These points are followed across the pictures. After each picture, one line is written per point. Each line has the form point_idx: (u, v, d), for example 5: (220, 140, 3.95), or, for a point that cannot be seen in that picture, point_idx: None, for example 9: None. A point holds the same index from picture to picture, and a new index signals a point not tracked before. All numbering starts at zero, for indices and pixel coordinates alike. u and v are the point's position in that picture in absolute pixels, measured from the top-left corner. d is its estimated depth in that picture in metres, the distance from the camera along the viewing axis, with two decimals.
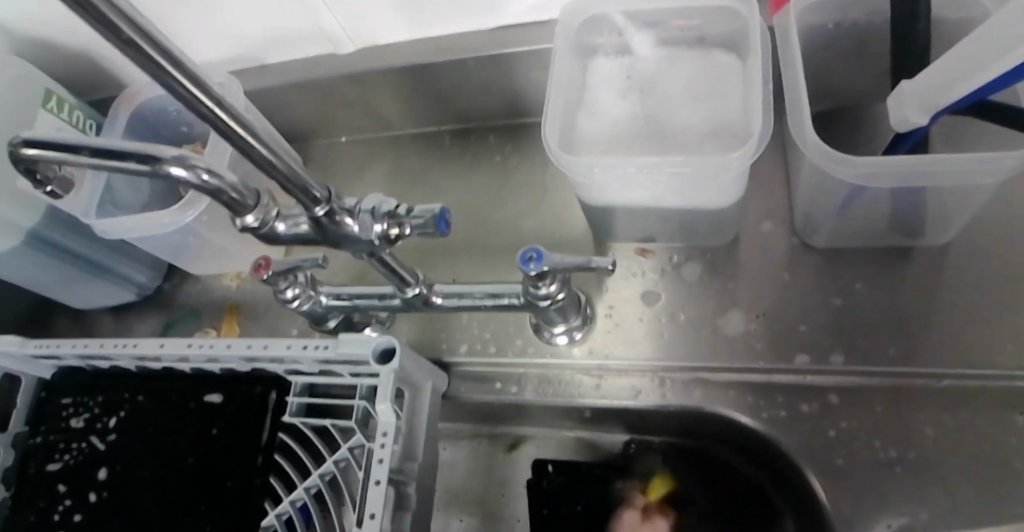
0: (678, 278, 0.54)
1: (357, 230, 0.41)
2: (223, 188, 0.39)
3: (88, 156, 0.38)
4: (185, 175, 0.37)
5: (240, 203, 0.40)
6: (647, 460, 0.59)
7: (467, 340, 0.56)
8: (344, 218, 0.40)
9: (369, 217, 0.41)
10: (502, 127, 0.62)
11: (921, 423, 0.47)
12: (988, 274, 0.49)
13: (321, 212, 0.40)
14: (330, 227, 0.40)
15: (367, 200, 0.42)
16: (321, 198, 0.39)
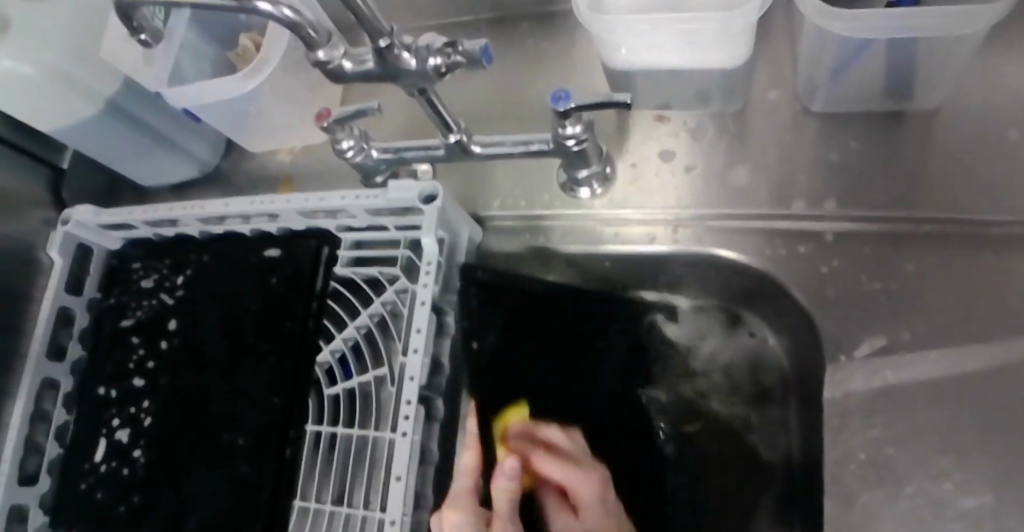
0: (693, 141, 0.60)
1: (414, 64, 0.47)
2: (300, 23, 0.45)
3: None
4: (270, 9, 0.44)
5: (314, 39, 0.46)
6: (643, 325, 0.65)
7: (501, 198, 0.63)
8: (401, 53, 0.47)
9: (424, 53, 0.47)
10: (534, 14, 0.68)
11: (905, 261, 0.54)
12: (970, 132, 0.55)
13: (383, 45, 0.46)
14: (389, 60, 0.47)
15: (421, 40, 0.47)
16: (385, 33, 0.45)
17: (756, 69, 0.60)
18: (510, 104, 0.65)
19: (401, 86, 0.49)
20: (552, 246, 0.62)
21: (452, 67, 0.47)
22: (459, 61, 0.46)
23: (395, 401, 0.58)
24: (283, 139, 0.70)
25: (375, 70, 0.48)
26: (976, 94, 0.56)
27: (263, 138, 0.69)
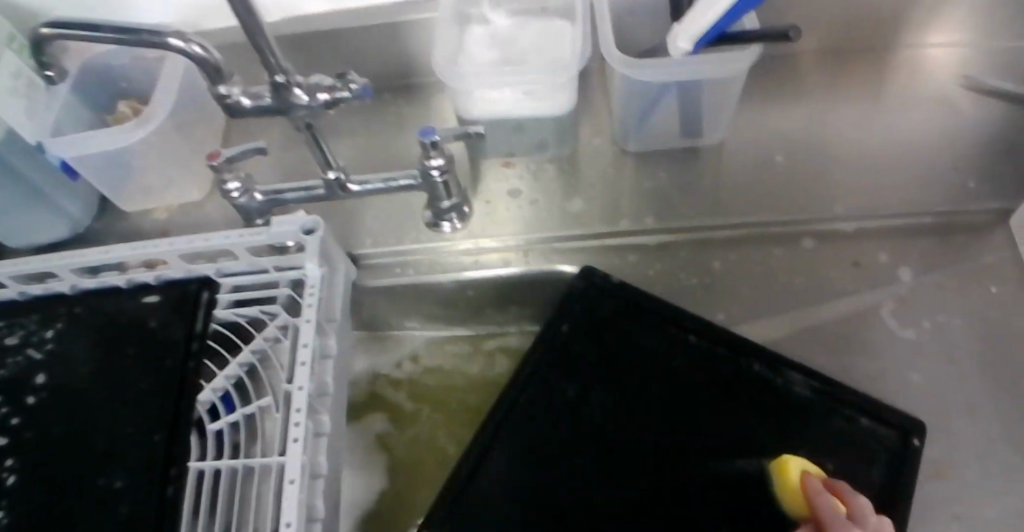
0: (536, 179, 0.71)
1: (305, 100, 0.58)
2: (209, 59, 0.56)
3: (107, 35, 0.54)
4: (181, 45, 0.55)
5: (218, 76, 0.57)
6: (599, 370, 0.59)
7: (373, 236, 0.70)
8: (294, 88, 0.58)
9: (315, 89, 0.58)
10: (394, 88, 0.79)
11: (711, 260, 0.66)
12: (746, 159, 0.69)
13: (280, 80, 0.57)
14: (283, 94, 0.58)
15: (314, 79, 0.59)
16: (281, 70, 0.57)
17: (583, 119, 0.74)
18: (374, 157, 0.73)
19: (291, 118, 0.60)
20: (422, 277, 0.69)
21: (337, 101, 0.59)
22: (345, 96, 0.58)
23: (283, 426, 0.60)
24: (161, 197, 0.73)
25: (271, 105, 0.59)
26: (747, 130, 0.71)
27: (140, 194, 0.72)
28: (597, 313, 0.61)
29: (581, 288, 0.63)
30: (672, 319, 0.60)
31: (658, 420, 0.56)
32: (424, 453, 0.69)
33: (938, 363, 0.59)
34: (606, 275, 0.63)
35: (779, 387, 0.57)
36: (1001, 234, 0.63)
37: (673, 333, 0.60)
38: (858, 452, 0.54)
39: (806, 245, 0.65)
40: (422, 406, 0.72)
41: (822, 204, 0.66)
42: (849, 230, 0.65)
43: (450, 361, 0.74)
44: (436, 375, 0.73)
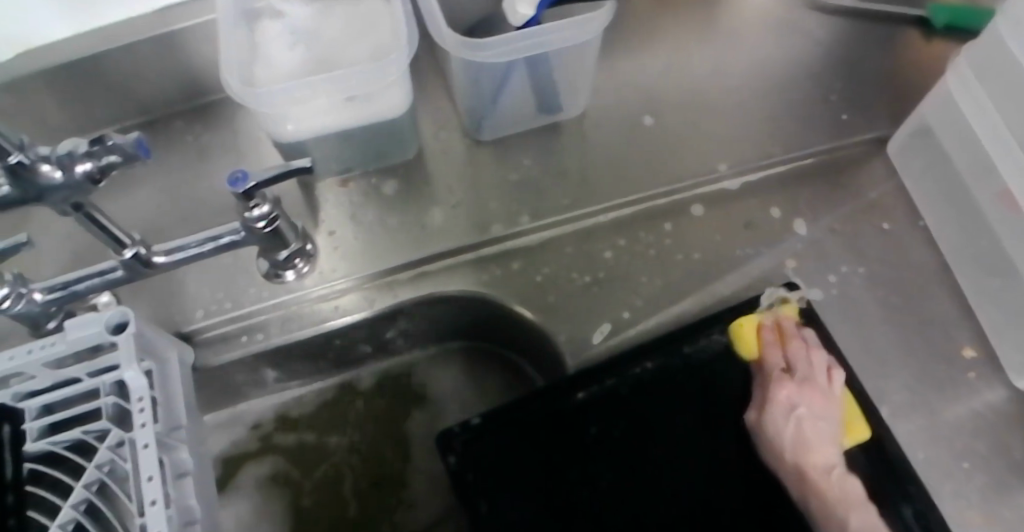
0: (383, 195, 0.61)
1: (59, 177, 0.43)
2: None
3: None
4: None
5: None
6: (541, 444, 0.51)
7: (203, 305, 0.58)
8: (39, 165, 0.42)
9: (68, 160, 0.43)
10: (189, 112, 0.65)
11: (603, 249, 0.58)
12: (614, 124, 0.62)
13: (15, 161, 0.41)
14: (26, 175, 0.42)
15: (61, 147, 0.43)
16: (13, 147, 0.41)
17: (423, 112, 0.63)
18: (190, 207, 0.61)
19: (50, 203, 0.45)
20: (276, 340, 0.57)
21: (107, 169, 0.44)
22: (113, 161, 0.44)
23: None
24: None
25: (13, 194, 0.43)
26: (607, 92, 0.63)
27: None
28: (490, 458, 0.50)
29: (459, 453, 0.50)
30: (541, 404, 0.52)
31: (642, 469, 0.50)
32: (326, 509, 0.60)
33: (844, 317, 0.57)
34: (463, 423, 0.51)
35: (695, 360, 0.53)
36: (876, 162, 0.61)
37: (560, 405, 0.52)
38: None
39: (696, 213, 0.59)
40: (327, 435, 0.63)
41: (702, 163, 0.60)
42: (734, 188, 0.60)
43: (337, 418, 0.63)
44: (340, 404, 0.64)
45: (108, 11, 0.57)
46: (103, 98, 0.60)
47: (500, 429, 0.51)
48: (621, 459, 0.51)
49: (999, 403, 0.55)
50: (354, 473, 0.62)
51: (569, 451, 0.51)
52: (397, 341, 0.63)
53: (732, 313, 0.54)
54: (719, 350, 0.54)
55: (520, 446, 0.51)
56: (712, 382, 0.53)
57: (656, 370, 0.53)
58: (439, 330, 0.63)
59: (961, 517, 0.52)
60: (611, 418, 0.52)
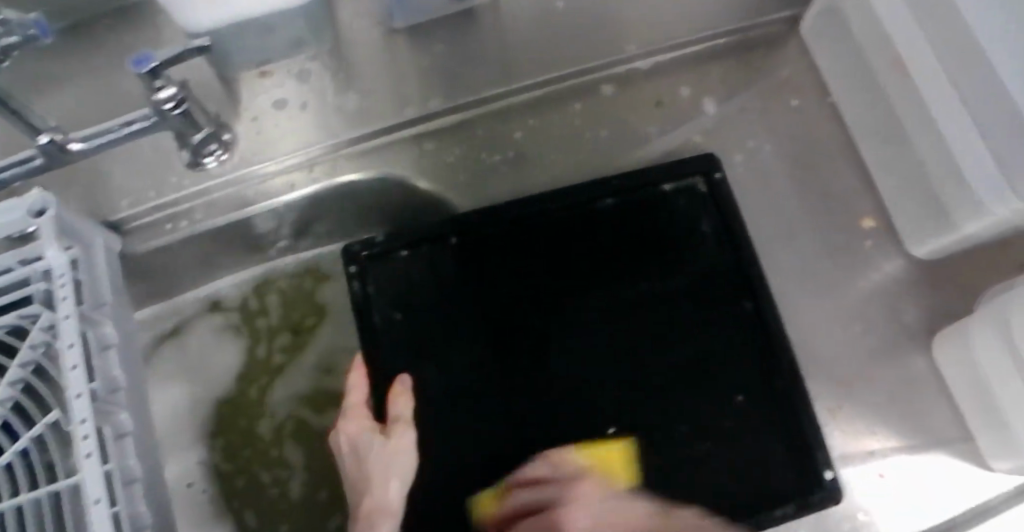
0: (301, 84, 0.61)
1: None
2: None
3: None
4: None
5: None
6: (443, 266, 0.54)
7: (127, 195, 0.59)
8: None
9: None
10: (107, 11, 0.65)
11: (513, 130, 0.60)
12: (526, 8, 0.62)
13: None
14: None
15: None
16: None
17: (337, 2, 0.63)
18: (110, 104, 0.62)
19: None
20: (200, 224, 0.60)
21: (7, 50, 0.45)
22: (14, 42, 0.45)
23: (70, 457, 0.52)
24: None
25: None
26: None
27: None
28: (388, 275, 0.54)
29: (360, 265, 0.54)
30: (449, 239, 0.55)
31: (537, 296, 0.54)
32: (267, 377, 0.66)
33: (747, 191, 0.59)
34: (370, 240, 0.54)
35: (606, 209, 0.55)
36: (785, 46, 0.63)
37: (467, 234, 0.55)
38: (683, 217, 0.55)
39: (606, 94, 0.61)
40: (262, 315, 0.67)
41: (614, 45, 0.60)
42: (645, 68, 0.61)
43: (274, 300, 0.68)
44: (274, 284, 0.68)
45: None
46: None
47: (407, 250, 0.55)
48: (520, 287, 0.54)
49: (898, 271, 0.57)
50: (285, 348, 0.66)
51: (471, 277, 0.54)
52: (328, 228, 0.65)
53: (651, 174, 0.56)
54: (630, 205, 0.55)
55: (425, 263, 0.54)
56: (619, 233, 0.55)
57: (567, 212, 0.55)
58: (371, 217, 0.65)
59: (848, 376, 0.54)
60: (517, 249, 0.55)
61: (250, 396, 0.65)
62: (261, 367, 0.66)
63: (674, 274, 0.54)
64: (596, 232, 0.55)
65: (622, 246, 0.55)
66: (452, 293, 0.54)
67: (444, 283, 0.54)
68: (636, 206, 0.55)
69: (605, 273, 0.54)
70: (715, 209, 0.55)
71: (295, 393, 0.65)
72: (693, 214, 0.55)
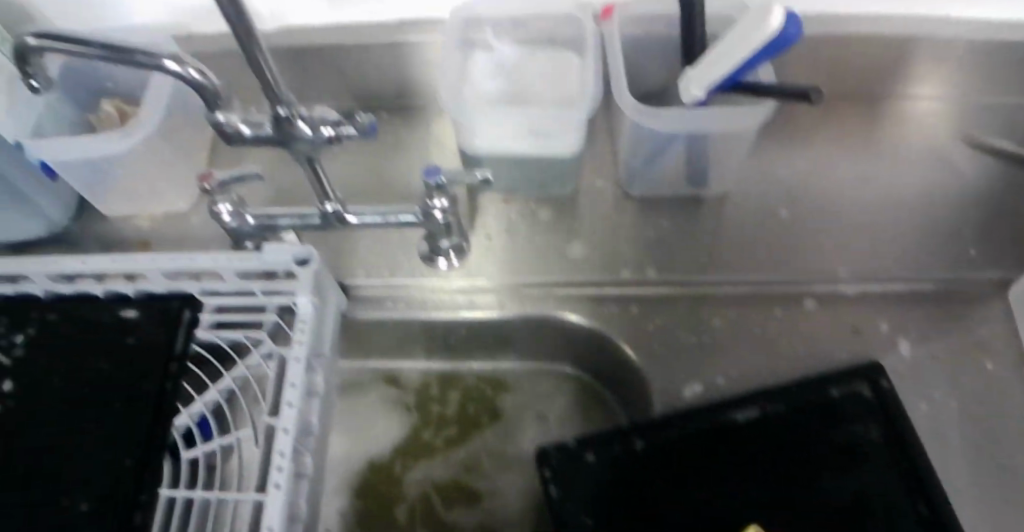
0: (537, 218, 0.69)
1: (308, 134, 0.52)
2: (205, 85, 0.50)
3: (95, 50, 0.47)
4: (178, 68, 0.48)
5: (217, 98, 0.51)
6: (634, 457, 0.57)
7: (365, 267, 0.68)
8: (298, 122, 0.52)
9: (319, 123, 0.53)
10: (392, 107, 0.77)
11: (713, 316, 0.64)
12: (752, 210, 0.69)
13: (281, 113, 0.51)
14: (286, 128, 0.52)
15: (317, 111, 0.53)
16: (285, 103, 0.51)
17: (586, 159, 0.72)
18: (374, 183, 0.72)
19: (294, 150, 0.55)
20: (414, 312, 0.66)
21: (342, 138, 0.53)
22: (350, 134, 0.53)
23: (266, 458, 0.57)
24: (142, 203, 0.69)
25: (270, 136, 0.53)
26: (753, 184, 0.70)
27: (123, 199, 0.68)
28: (578, 478, 0.56)
29: (552, 471, 0.57)
30: (633, 439, 0.58)
31: (728, 502, 0.55)
32: (416, 458, 0.69)
33: (933, 443, 0.59)
34: (558, 447, 0.58)
35: (785, 416, 0.58)
36: (995, 312, 0.64)
37: (651, 432, 0.58)
38: (852, 427, 0.58)
39: (809, 308, 0.65)
40: (431, 401, 0.72)
41: (823, 267, 0.66)
42: (851, 292, 0.65)
43: (443, 391, 0.72)
44: (449, 380, 0.73)
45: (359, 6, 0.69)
46: (333, 80, 0.73)
47: (598, 445, 0.58)
48: (710, 490, 0.56)
49: None
50: (440, 439, 0.70)
51: (662, 478, 0.56)
52: (515, 347, 0.71)
53: (819, 383, 0.59)
54: (812, 409, 0.58)
55: (615, 461, 0.57)
56: (797, 442, 0.57)
57: (750, 419, 0.58)
58: (554, 350, 0.70)
59: None
60: (702, 455, 0.57)
61: (394, 470, 0.69)
62: (415, 447, 0.70)
63: (860, 491, 0.55)
64: (776, 438, 0.57)
65: (803, 452, 0.57)
66: (642, 490, 0.56)
67: (634, 478, 0.56)
68: (813, 416, 0.58)
69: (789, 478, 0.56)
70: (883, 418, 0.58)
71: (431, 478, 0.68)
72: (856, 418, 0.58)
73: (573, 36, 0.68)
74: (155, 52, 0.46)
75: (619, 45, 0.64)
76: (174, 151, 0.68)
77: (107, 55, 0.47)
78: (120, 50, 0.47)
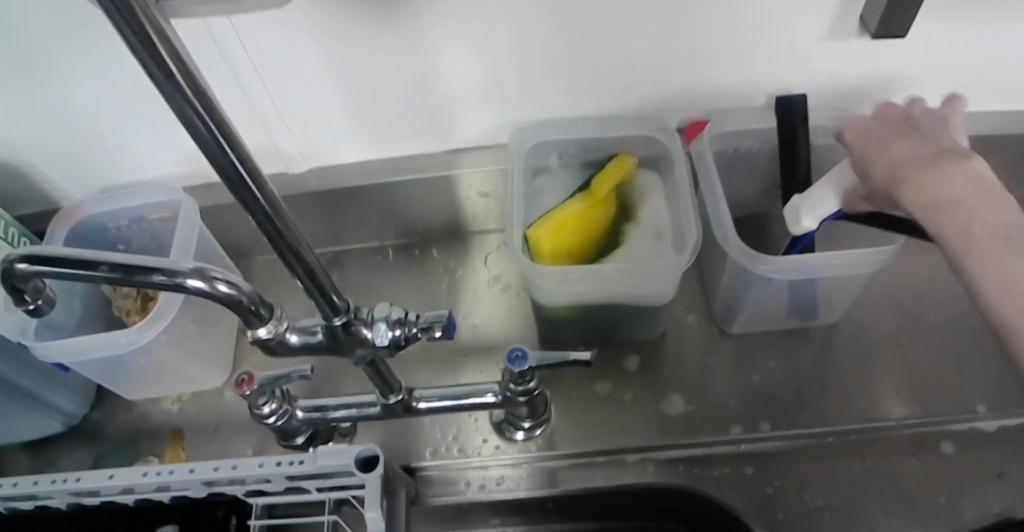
0: (624, 369, 0.62)
1: (374, 338, 0.44)
2: (238, 298, 0.39)
3: (103, 272, 0.37)
4: (205, 284, 0.38)
5: (257, 316, 0.41)
6: None
7: (432, 445, 0.59)
8: (360, 328, 0.44)
9: (383, 322, 0.44)
10: (443, 241, 0.69)
11: (843, 473, 0.56)
12: (866, 342, 0.61)
13: (338, 321, 0.43)
14: (346, 336, 0.44)
15: (378, 308, 0.45)
16: (340, 309, 0.43)
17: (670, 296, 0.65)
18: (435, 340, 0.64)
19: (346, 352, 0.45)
20: (491, 494, 0.58)
21: (411, 338, 0.45)
22: (419, 335, 0.45)
23: None
24: (167, 386, 0.61)
25: (322, 344, 0.44)
26: (860, 310, 0.63)
27: (144, 384, 0.60)
28: None
29: None
30: None
31: None
32: None
33: None
34: None
35: None
36: None
37: None
38: None
39: (949, 451, 0.56)
40: None
41: (960, 401, 0.58)
42: (991, 429, 0.57)
43: None
44: None
45: (404, 143, 0.60)
46: (379, 221, 0.66)
47: None
48: None
49: None
50: None
51: None
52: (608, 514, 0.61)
53: None
54: None
55: None
56: None
57: None
58: (650, 513, 0.61)
59: None
60: None
61: None
62: None
63: None
64: None
65: None
66: None
67: None
68: None
69: None
70: None
71: None
72: None
73: (654, 155, 0.60)
74: (179, 266, 0.36)
75: (715, 174, 0.56)
76: (198, 323, 0.59)
77: (119, 278, 0.36)
78: (135, 265, 0.37)
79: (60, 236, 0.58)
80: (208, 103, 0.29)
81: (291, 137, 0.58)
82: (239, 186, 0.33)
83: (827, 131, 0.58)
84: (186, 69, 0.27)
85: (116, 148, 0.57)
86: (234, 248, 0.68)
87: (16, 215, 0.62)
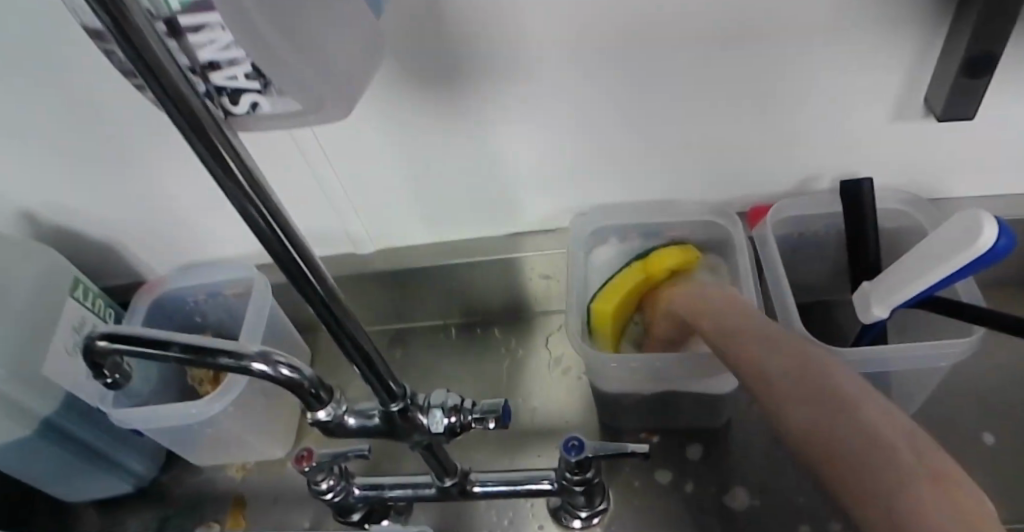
0: (686, 458, 0.60)
1: (427, 424, 0.45)
2: (299, 382, 0.40)
3: (175, 351, 0.38)
4: (269, 368, 0.38)
5: (316, 399, 0.42)
6: None
7: (487, 529, 0.58)
8: (416, 414, 0.44)
9: (436, 410, 0.45)
10: (503, 320, 0.69)
11: None
12: (948, 439, 0.57)
13: (396, 408, 0.43)
14: (402, 423, 0.44)
15: (432, 395, 0.46)
16: (398, 396, 0.43)
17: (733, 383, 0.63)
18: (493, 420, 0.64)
19: (400, 437, 0.46)
20: None
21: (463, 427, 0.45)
22: (472, 422, 0.46)
23: None
24: (232, 455, 0.62)
25: (380, 427, 0.44)
26: (941, 404, 0.59)
27: (210, 452, 0.61)
28: None
29: None
30: None
31: None
32: None
33: None
34: None
35: None
36: None
37: None
38: None
39: None
40: None
41: None
42: None
43: None
44: None
45: (467, 227, 0.62)
46: (441, 299, 0.67)
47: None
48: None
49: None
50: None
51: None
52: None
53: None
54: None
55: None
56: None
57: None
58: None
59: None
60: None
61: None
62: None
63: None
64: None
65: None
66: None
67: None
68: None
69: None
70: None
71: None
72: None
73: (719, 239, 0.60)
74: (246, 351, 0.37)
75: (780, 260, 0.54)
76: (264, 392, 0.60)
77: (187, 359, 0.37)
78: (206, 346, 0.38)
79: (142, 310, 0.61)
80: (271, 204, 0.31)
81: (357, 220, 0.61)
82: (299, 277, 0.34)
83: (897, 214, 0.56)
84: (248, 171, 0.29)
85: (198, 227, 0.61)
86: (303, 322, 0.71)
87: (109, 286, 0.67)
